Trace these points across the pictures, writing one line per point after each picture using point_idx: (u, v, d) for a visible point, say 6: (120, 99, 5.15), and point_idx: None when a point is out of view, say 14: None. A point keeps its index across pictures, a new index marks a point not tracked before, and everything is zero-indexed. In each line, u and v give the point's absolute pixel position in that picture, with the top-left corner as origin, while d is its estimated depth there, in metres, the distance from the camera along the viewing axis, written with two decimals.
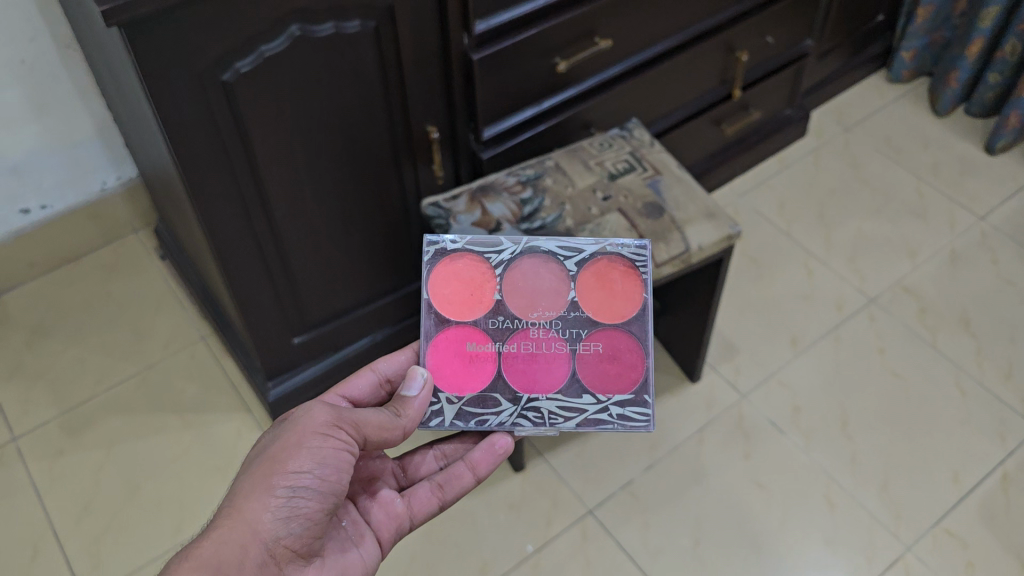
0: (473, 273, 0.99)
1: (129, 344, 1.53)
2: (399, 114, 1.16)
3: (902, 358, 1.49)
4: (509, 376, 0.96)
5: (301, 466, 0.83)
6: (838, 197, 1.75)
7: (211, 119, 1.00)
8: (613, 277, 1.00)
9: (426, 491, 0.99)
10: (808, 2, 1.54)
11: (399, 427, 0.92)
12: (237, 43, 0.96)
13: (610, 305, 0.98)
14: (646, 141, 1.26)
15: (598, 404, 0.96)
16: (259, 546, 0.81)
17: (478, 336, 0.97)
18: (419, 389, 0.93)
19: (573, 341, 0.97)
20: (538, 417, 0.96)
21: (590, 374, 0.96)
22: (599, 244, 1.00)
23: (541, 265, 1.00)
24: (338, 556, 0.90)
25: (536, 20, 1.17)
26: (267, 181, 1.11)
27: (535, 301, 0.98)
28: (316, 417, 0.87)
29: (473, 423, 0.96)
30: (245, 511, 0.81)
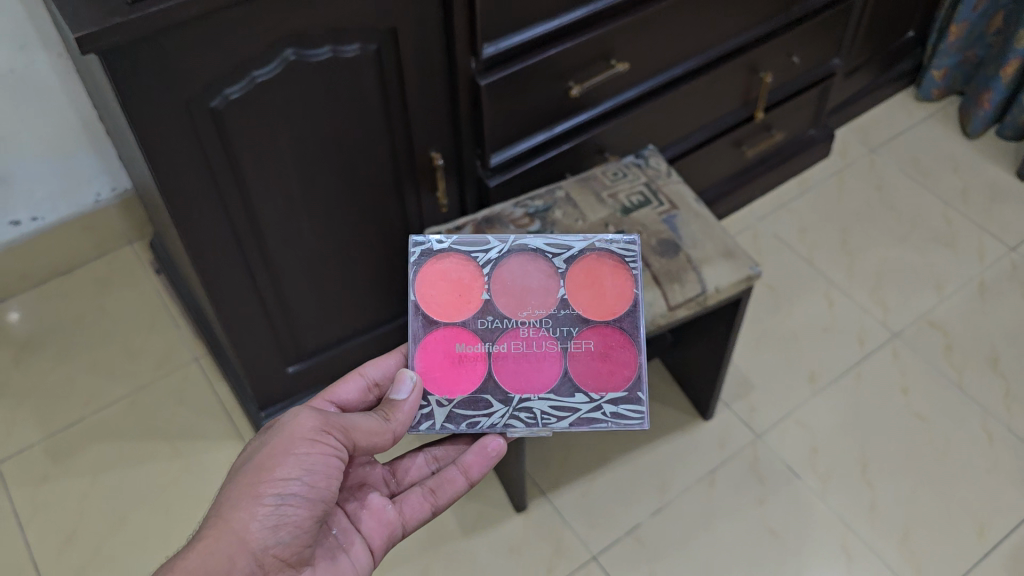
0: (461, 273, 0.96)
1: (120, 363, 1.48)
2: (401, 140, 1.09)
3: (927, 399, 1.41)
4: (499, 377, 0.93)
5: (289, 473, 0.81)
6: (862, 222, 1.67)
7: (198, 147, 0.94)
8: (602, 274, 0.98)
9: (418, 497, 0.96)
10: (837, 20, 1.46)
11: (389, 431, 0.89)
12: (227, 69, 0.89)
13: (601, 301, 0.96)
14: (663, 171, 1.19)
15: (592, 403, 0.92)
16: (247, 556, 0.78)
17: (467, 337, 0.94)
18: (409, 392, 0.90)
19: (563, 339, 0.94)
20: (530, 417, 0.92)
21: (582, 372, 0.93)
22: (588, 240, 0.98)
23: (530, 263, 0.97)
24: (328, 564, 0.88)
25: (549, 43, 1.10)
26: (260, 210, 1.05)
27: (525, 299, 0.95)
28: (305, 421, 0.84)
29: (464, 426, 0.92)
30: (231, 521, 0.79)
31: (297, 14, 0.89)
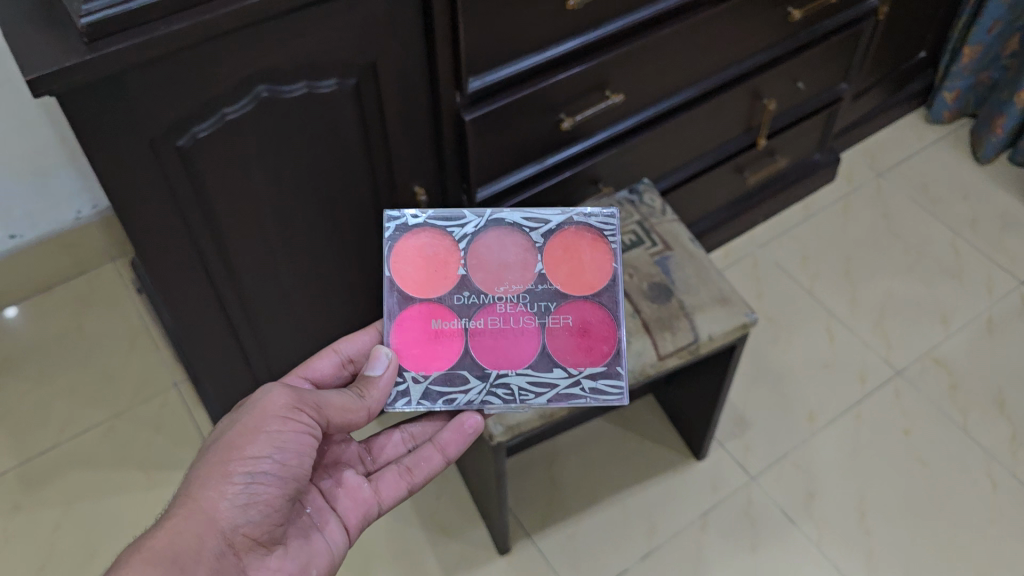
0: (437, 248, 0.93)
1: (98, 386, 1.44)
2: (382, 175, 1.05)
3: (929, 443, 1.36)
4: (477, 353, 0.89)
5: (259, 450, 0.79)
6: (866, 251, 1.62)
7: (166, 188, 0.89)
8: (579, 249, 0.95)
9: (393, 475, 0.93)
10: (846, 45, 1.41)
11: (363, 409, 0.86)
12: (195, 107, 0.84)
13: (579, 276, 0.93)
14: (658, 208, 1.14)
15: (570, 379, 0.89)
16: (217, 535, 0.75)
17: (444, 313, 0.91)
18: (384, 367, 0.87)
19: (541, 315, 0.91)
20: (508, 394, 0.88)
21: (562, 348, 0.90)
22: (566, 213, 0.95)
23: (506, 237, 0.94)
24: (302, 544, 0.84)
25: (539, 75, 1.05)
26: (233, 249, 1.00)
27: (502, 275, 0.92)
28: (276, 399, 0.82)
29: (442, 402, 0.88)
30: (200, 500, 0.76)
31: (268, 50, 0.84)
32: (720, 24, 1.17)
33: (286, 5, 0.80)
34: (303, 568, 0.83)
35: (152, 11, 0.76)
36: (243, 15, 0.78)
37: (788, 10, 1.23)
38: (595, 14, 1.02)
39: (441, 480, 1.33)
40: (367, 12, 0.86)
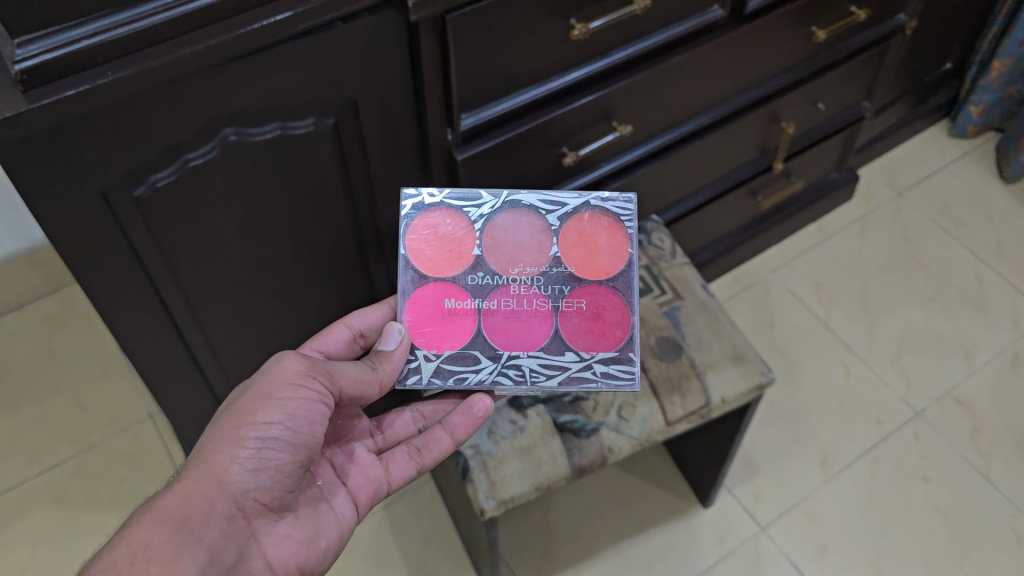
0: (452, 226, 0.85)
1: (68, 418, 1.35)
2: (366, 214, 0.95)
3: (949, 491, 1.28)
4: (489, 334, 0.81)
5: (270, 417, 0.73)
6: (885, 278, 1.53)
7: (123, 239, 0.80)
8: (597, 234, 0.86)
9: (403, 455, 0.87)
10: (871, 64, 1.31)
11: (376, 381, 0.80)
12: (154, 155, 0.75)
13: (595, 260, 0.85)
14: (667, 249, 1.05)
15: (581, 361, 0.81)
16: (226, 499, 0.72)
17: (457, 292, 0.83)
18: (398, 343, 0.80)
19: (555, 297, 0.83)
20: (518, 375, 0.80)
21: (574, 331, 0.82)
22: (582, 197, 0.87)
23: (521, 219, 0.86)
24: (310, 513, 0.80)
25: (535, 109, 0.95)
26: (200, 297, 0.91)
27: (518, 255, 0.84)
28: (289, 366, 0.76)
29: (451, 381, 0.81)
30: (210, 463, 0.72)
31: (234, 92, 0.74)
32: (738, 47, 1.07)
33: (251, 44, 0.70)
34: (312, 537, 0.79)
35: (96, 56, 0.66)
36: (202, 56, 0.69)
37: (811, 30, 1.13)
38: (603, 42, 0.93)
39: (431, 526, 1.25)
40: (346, 48, 0.77)
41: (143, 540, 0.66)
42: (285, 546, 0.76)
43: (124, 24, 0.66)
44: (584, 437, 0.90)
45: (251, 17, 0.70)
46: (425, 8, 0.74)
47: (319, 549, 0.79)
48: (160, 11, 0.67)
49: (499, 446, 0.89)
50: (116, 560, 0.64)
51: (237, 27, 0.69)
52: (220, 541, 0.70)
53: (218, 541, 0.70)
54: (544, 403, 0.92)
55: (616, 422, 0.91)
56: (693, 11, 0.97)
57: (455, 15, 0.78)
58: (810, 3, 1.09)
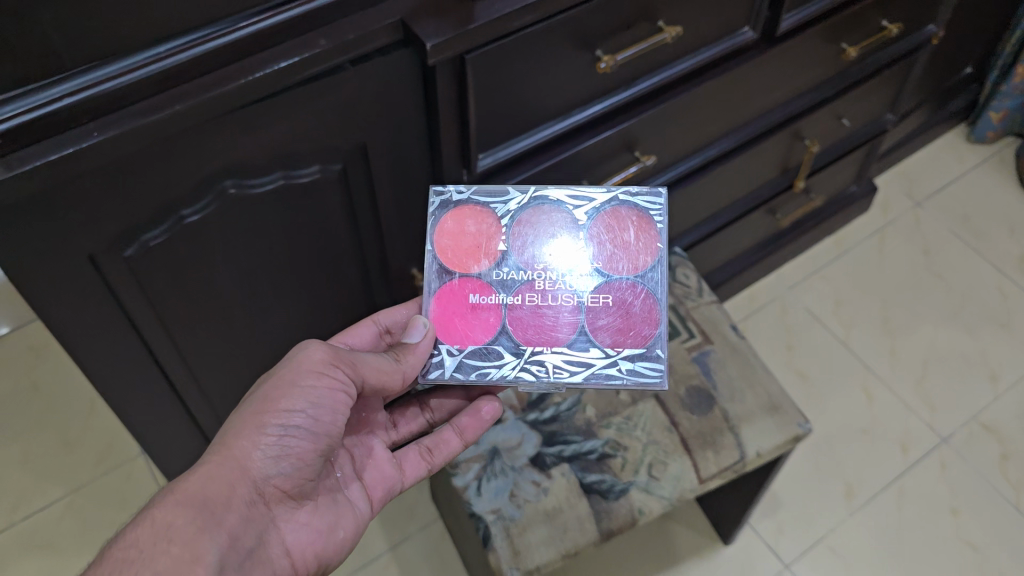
0: (478, 222, 0.78)
1: (54, 458, 1.27)
2: (374, 257, 0.89)
3: (978, 524, 1.24)
4: (513, 329, 0.74)
5: (293, 404, 0.69)
6: (906, 295, 1.47)
7: (112, 302, 0.72)
8: (625, 227, 0.78)
9: (415, 454, 0.83)
10: (898, 76, 1.24)
11: (399, 374, 0.74)
12: (146, 214, 0.67)
13: (622, 254, 0.77)
14: (694, 288, 0.99)
15: (605, 357, 0.73)
16: (247, 484, 0.67)
17: (484, 289, 0.76)
18: (422, 336, 0.73)
19: (580, 292, 0.76)
20: (541, 370, 0.73)
21: (599, 326, 0.74)
22: (610, 193, 0.79)
23: (549, 214, 0.78)
24: (330, 504, 0.75)
25: (553, 146, 0.88)
26: (196, 350, 0.84)
27: (545, 251, 0.77)
28: (312, 352, 0.72)
29: (473, 377, 0.73)
30: (230, 448, 0.67)
31: (234, 144, 0.67)
32: (766, 70, 1.00)
33: (253, 94, 0.63)
34: (332, 528, 0.74)
35: (80, 115, 0.59)
36: (199, 111, 0.62)
37: (841, 47, 1.07)
38: (629, 72, 0.86)
39: (441, 569, 1.19)
40: (355, 92, 0.69)
41: (164, 521, 0.62)
42: (304, 535, 0.71)
43: (111, 78, 0.59)
44: (613, 498, 0.84)
45: (252, 65, 0.63)
46: (444, 50, 0.66)
47: (338, 540, 0.74)
48: (152, 61, 0.60)
49: (523, 510, 0.83)
50: (140, 538, 0.61)
51: (236, 76, 0.62)
52: (240, 527, 0.66)
53: (237, 527, 0.66)
54: (569, 461, 0.86)
55: (647, 481, 0.85)
56: (722, 34, 0.91)
57: (476, 54, 0.71)
58: (843, 19, 1.02)
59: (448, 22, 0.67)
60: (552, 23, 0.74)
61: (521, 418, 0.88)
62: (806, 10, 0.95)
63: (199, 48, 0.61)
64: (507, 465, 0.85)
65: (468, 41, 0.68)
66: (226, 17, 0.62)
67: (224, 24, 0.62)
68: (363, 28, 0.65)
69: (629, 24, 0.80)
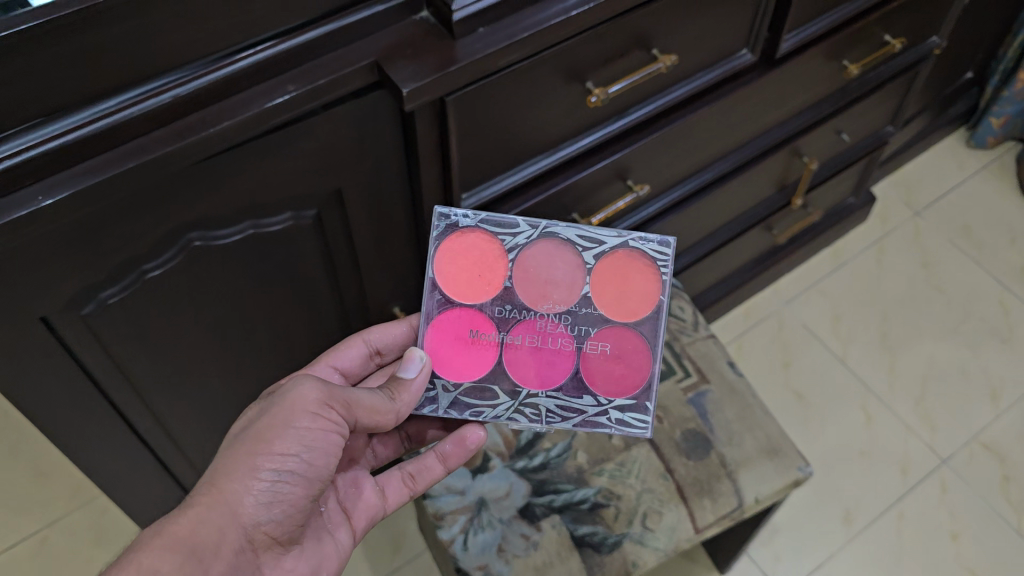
0: (483, 249, 0.72)
1: (27, 491, 1.23)
2: (354, 299, 0.84)
3: (981, 550, 1.21)
4: (509, 371, 0.71)
5: (288, 448, 0.62)
6: (905, 309, 1.43)
7: (70, 363, 0.67)
8: (632, 274, 0.72)
9: (396, 481, 0.77)
10: (900, 89, 1.20)
11: (392, 413, 0.68)
12: (104, 272, 0.62)
13: (625, 303, 0.71)
14: (691, 322, 0.96)
15: (599, 406, 0.71)
16: (237, 532, 0.60)
17: (484, 324, 0.71)
18: (418, 371, 0.68)
19: (578, 335, 0.72)
20: (536, 415, 0.71)
21: (594, 374, 0.71)
22: (622, 236, 0.72)
23: (557, 252, 0.72)
24: (313, 545, 0.69)
25: (541, 181, 0.83)
26: (163, 401, 0.79)
27: (550, 289, 0.71)
28: (307, 389, 0.64)
29: (466, 416, 0.71)
30: (220, 492, 0.60)
31: (199, 198, 0.62)
32: (765, 92, 0.96)
33: (217, 146, 0.58)
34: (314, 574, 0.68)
35: (23, 177, 0.54)
36: (156, 167, 0.57)
37: (842, 63, 1.02)
38: (621, 102, 0.81)
39: None
40: (328, 138, 0.64)
41: (150, 568, 0.54)
42: None
43: (55, 136, 0.53)
44: (606, 551, 0.80)
45: (215, 115, 0.58)
46: (422, 94, 0.61)
47: None
48: (101, 115, 0.55)
49: (511, 566, 0.79)
50: None
51: (198, 128, 0.57)
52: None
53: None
54: (560, 512, 0.82)
55: (641, 532, 0.81)
56: (720, 58, 0.86)
57: (457, 95, 0.65)
58: (846, 36, 0.97)
59: (426, 65, 0.62)
60: (539, 59, 0.69)
61: (510, 465, 0.84)
62: (807, 31, 0.90)
63: (155, 99, 0.56)
64: (495, 517, 0.81)
65: (448, 84, 0.62)
66: (188, 63, 0.56)
67: (184, 72, 0.56)
68: (336, 71, 0.60)
69: (622, 53, 0.75)
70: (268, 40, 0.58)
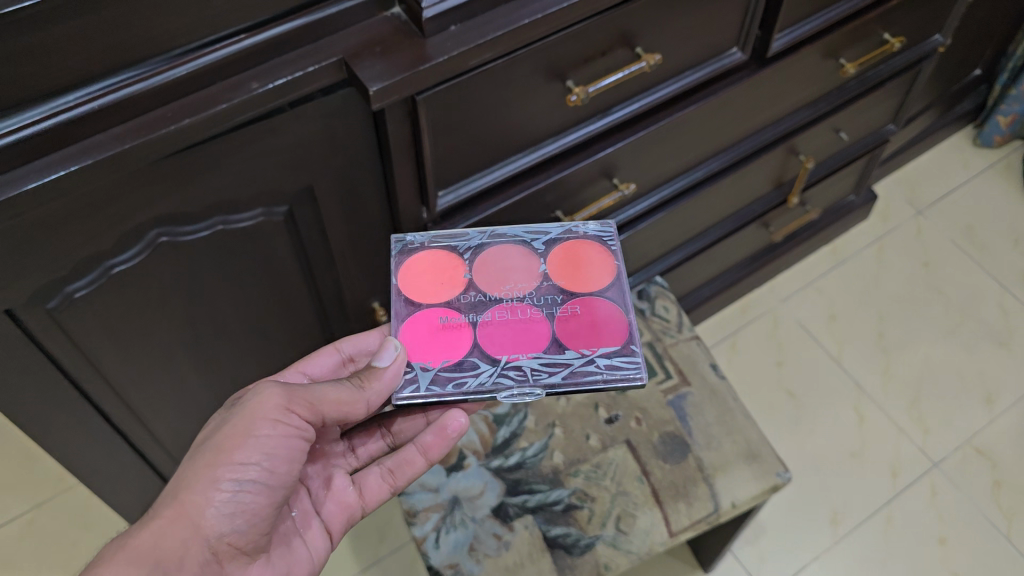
0: (441, 256, 0.73)
1: (16, 473, 1.24)
2: (332, 292, 0.84)
3: (969, 555, 1.19)
4: (486, 345, 0.68)
5: (249, 457, 0.61)
6: (903, 310, 1.42)
7: (38, 356, 0.67)
8: (578, 251, 0.74)
9: (376, 476, 0.75)
10: (903, 88, 1.17)
11: (362, 402, 0.65)
12: (68, 267, 0.62)
13: (581, 275, 0.72)
14: (675, 322, 0.97)
15: (583, 358, 0.67)
16: (200, 541, 0.59)
17: (452, 312, 0.70)
18: (393, 360, 0.65)
19: (547, 307, 0.71)
20: (522, 374, 0.66)
21: (569, 333, 0.69)
22: (565, 225, 0.75)
23: (509, 248, 0.74)
24: (281, 551, 0.69)
25: (521, 178, 0.82)
26: (138, 393, 0.79)
27: (511, 276, 0.72)
28: (269, 393, 0.63)
29: (450, 388, 0.66)
30: (182, 505, 0.59)
31: (166, 196, 0.62)
32: (758, 90, 0.94)
33: (181, 142, 0.57)
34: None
35: None
36: (115, 166, 0.56)
37: (839, 62, 1.00)
38: (603, 100, 0.80)
39: None
40: (298, 135, 0.64)
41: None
42: None
43: (10, 132, 0.52)
44: (578, 553, 0.80)
45: (179, 111, 0.57)
46: (390, 94, 0.60)
47: None
48: (57, 111, 0.54)
49: (482, 565, 0.79)
50: None
51: (160, 124, 0.56)
52: None
53: None
54: (533, 512, 0.81)
55: (614, 535, 0.81)
56: (709, 56, 0.84)
57: (428, 94, 0.64)
58: (842, 33, 0.95)
59: (398, 63, 0.61)
60: (515, 57, 0.67)
61: (485, 464, 0.84)
62: (800, 29, 0.88)
63: (115, 94, 0.55)
64: (467, 516, 0.81)
65: (419, 83, 0.61)
66: (149, 58, 0.55)
67: (143, 68, 0.55)
68: (302, 68, 0.59)
69: (604, 51, 0.74)
70: (234, 35, 0.58)
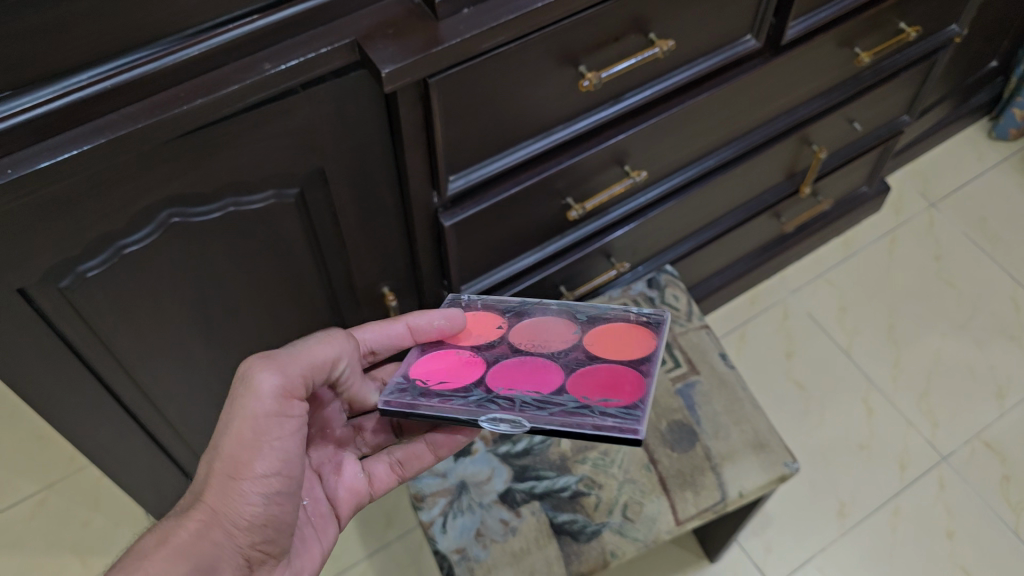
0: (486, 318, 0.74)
1: (27, 453, 1.25)
2: (342, 276, 0.84)
3: (977, 550, 1.19)
4: (488, 380, 0.67)
5: (267, 463, 0.60)
6: (914, 303, 1.41)
7: (48, 336, 0.68)
8: (618, 328, 0.71)
9: (385, 465, 0.75)
10: (918, 78, 1.16)
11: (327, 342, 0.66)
12: (81, 246, 0.62)
13: (616, 347, 0.69)
14: (685, 311, 0.97)
15: (578, 405, 0.63)
16: (235, 547, 0.59)
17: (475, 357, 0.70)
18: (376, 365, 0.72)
19: (569, 363, 0.68)
20: (507, 403, 0.63)
21: (579, 385, 0.65)
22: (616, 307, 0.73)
23: (551, 318, 0.73)
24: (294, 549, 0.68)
25: (532, 164, 0.82)
26: (148, 374, 0.79)
27: (544, 339, 0.71)
28: (265, 384, 0.61)
29: (430, 399, 0.65)
30: (212, 516, 0.58)
31: (177, 177, 0.62)
32: (771, 79, 0.93)
33: (192, 123, 0.57)
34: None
35: None
36: (127, 146, 0.56)
37: (854, 51, 0.99)
38: (616, 86, 0.79)
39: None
40: (309, 117, 0.64)
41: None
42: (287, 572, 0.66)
43: (23, 111, 0.53)
44: (584, 540, 0.80)
45: (191, 92, 0.57)
46: (402, 77, 0.60)
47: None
48: (70, 91, 0.54)
49: (488, 551, 0.79)
50: None
51: (171, 105, 0.56)
52: None
53: None
54: (540, 499, 0.81)
55: (621, 523, 0.81)
56: (722, 43, 0.84)
57: (440, 77, 0.64)
58: (858, 22, 0.94)
59: (410, 45, 0.60)
60: (528, 41, 0.67)
61: (492, 450, 0.84)
62: (815, 17, 0.88)
63: (127, 74, 0.55)
64: (475, 501, 0.81)
65: (432, 66, 0.61)
66: (162, 38, 0.55)
67: (156, 48, 0.55)
68: (314, 50, 0.59)
69: (617, 37, 0.74)
70: (246, 16, 0.57)
